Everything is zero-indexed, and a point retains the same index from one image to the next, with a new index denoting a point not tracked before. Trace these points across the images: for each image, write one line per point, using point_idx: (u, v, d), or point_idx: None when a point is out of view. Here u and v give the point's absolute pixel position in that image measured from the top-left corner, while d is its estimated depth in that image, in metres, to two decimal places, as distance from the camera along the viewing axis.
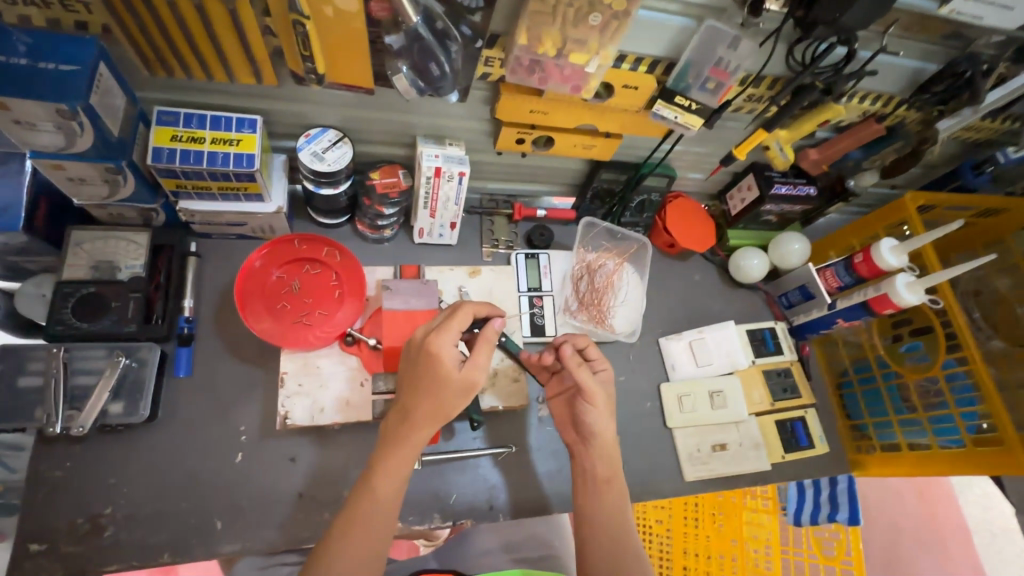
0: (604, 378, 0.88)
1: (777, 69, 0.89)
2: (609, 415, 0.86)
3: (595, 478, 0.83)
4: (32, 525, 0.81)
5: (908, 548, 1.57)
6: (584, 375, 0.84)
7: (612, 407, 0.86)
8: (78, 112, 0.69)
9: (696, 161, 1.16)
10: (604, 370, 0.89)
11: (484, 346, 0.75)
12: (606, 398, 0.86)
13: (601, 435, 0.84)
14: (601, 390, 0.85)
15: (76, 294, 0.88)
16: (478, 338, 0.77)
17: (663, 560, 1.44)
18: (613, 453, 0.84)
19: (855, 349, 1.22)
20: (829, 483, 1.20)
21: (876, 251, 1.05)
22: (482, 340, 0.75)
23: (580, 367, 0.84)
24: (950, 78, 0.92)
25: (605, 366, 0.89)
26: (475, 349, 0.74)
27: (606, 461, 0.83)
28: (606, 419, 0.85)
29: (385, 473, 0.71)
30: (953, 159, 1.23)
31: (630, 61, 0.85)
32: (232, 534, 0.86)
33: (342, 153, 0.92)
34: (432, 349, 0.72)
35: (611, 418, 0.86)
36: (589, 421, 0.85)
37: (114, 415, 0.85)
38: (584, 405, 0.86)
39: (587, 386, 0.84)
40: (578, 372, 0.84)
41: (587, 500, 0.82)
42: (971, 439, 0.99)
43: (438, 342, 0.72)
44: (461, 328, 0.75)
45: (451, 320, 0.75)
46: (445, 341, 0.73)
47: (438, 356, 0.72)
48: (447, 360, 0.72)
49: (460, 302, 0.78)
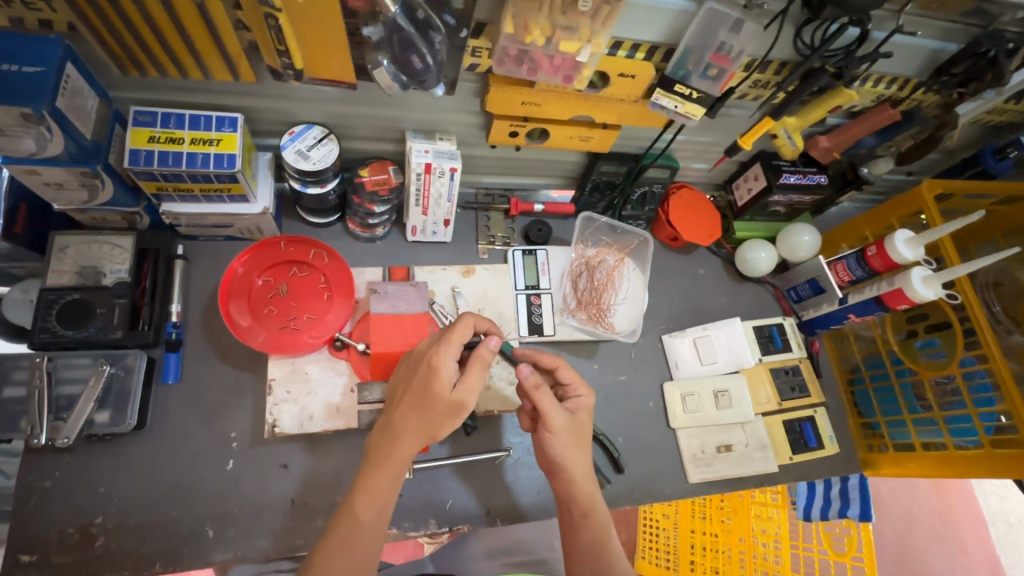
0: (574, 405, 0.81)
1: (784, 53, 0.84)
2: (578, 445, 0.79)
3: (572, 512, 0.79)
4: (23, 536, 0.81)
5: (918, 542, 1.58)
6: (545, 400, 0.77)
7: (578, 437, 0.79)
8: (44, 116, 0.66)
9: (699, 151, 1.11)
10: (579, 395, 0.82)
11: (480, 366, 0.68)
12: (569, 425, 0.78)
13: (567, 466, 0.78)
14: (565, 418, 0.78)
15: (59, 302, 0.86)
16: (473, 355, 0.70)
17: (670, 555, 1.45)
18: (589, 483, 0.79)
19: (867, 344, 1.17)
20: (839, 479, 1.16)
21: (890, 244, 1.00)
22: (481, 358, 0.68)
23: (541, 391, 0.76)
24: (972, 58, 0.85)
25: (578, 392, 0.82)
26: (470, 366, 0.67)
27: (583, 494, 0.78)
28: (575, 448, 0.79)
29: (368, 498, 0.67)
30: (974, 143, 1.16)
31: (626, 48, 0.80)
32: (223, 543, 0.85)
33: (328, 151, 0.89)
34: (432, 364, 0.67)
35: (581, 448, 0.80)
36: (553, 451, 0.78)
37: (101, 424, 0.84)
38: (545, 434, 0.78)
39: (548, 413, 0.77)
40: (537, 397, 0.76)
41: (569, 531, 0.79)
42: (987, 441, 0.95)
43: (438, 355, 0.67)
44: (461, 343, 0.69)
45: (451, 332, 0.69)
46: (444, 356, 0.67)
47: (435, 371, 0.67)
48: (443, 376, 0.66)
49: (459, 315, 0.73)
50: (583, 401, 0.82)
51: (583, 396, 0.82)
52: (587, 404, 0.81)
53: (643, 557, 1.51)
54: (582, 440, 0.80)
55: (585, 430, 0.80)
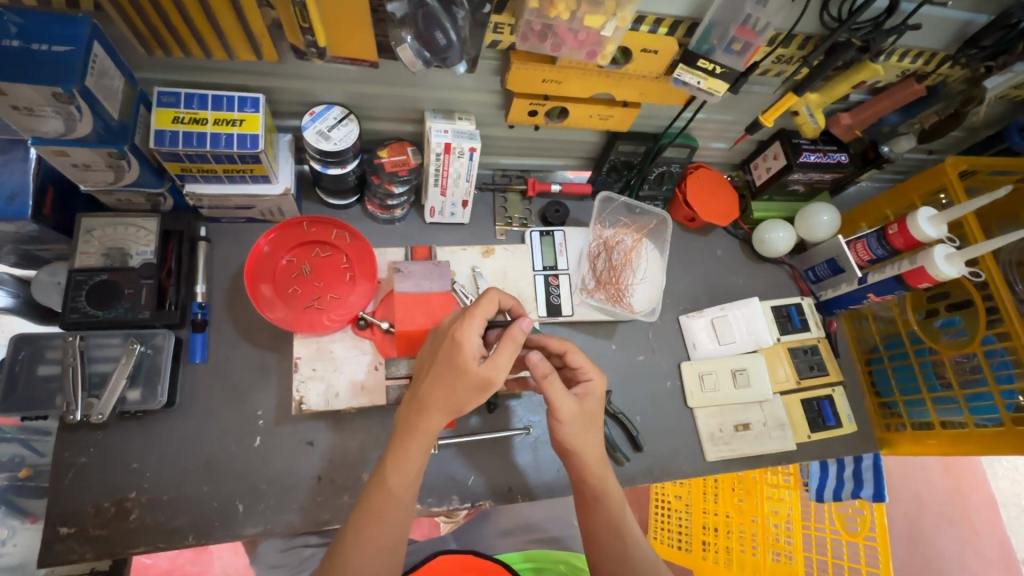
0: (583, 390, 0.80)
1: (810, 26, 0.82)
2: (588, 430, 0.78)
3: (585, 495, 0.79)
4: (60, 509, 0.83)
5: (930, 524, 1.58)
6: (552, 388, 0.76)
7: (588, 421, 0.78)
8: (75, 95, 0.67)
9: (718, 130, 1.10)
10: (590, 380, 0.80)
11: (509, 345, 0.68)
12: (577, 411, 0.77)
13: (579, 454, 0.78)
14: (572, 404, 0.77)
15: (88, 282, 0.88)
16: (503, 336, 0.69)
17: (682, 535, 1.48)
18: (601, 467, 0.78)
19: (886, 324, 1.17)
20: (853, 459, 1.17)
21: (913, 222, 0.99)
22: (507, 336, 0.68)
23: (549, 381, 0.76)
24: (1001, 30, 0.84)
25: (588, 376, 0.80)
26: (499, 347, 0.67)
27: (594, 478, 0.78)
28: (585, 431, 0.78)
29: (399, 469, 0.68)
30: (998, 120, 1.14)
31: (649, 23, 0.79)
32: (253, 517, 0.87)
33: (349, 131, 0.89)
34: (456, 337, 0.67)
35: (593, 432, 0.79)
36: (560, 434, 0.78)
37: (132, 402, 0.85)
38: (552, 420, 0.78)
39: (554, 399, 0.76)
40: (546, 383, 0.76)
41: (585, 514, 0.79)
42: (1009, 418, 0.95)
43: (462, 329, 0.67)
44: (486, 318, 0.69)
45: (476, 307, 0.69)
46: (468, 331, 0.67)
47: (458, 344, 0.67)
48: (467, 350, 0.66)
49: (485, 292, 0.72)
50: (595, 386, 0.80)
51: (595, 381, 0.80)
52: (600, 388, 0.80)
53: (656, 538, 1.54)
54: (594, 423, 0.79)
55: (594, 415, 0.79)
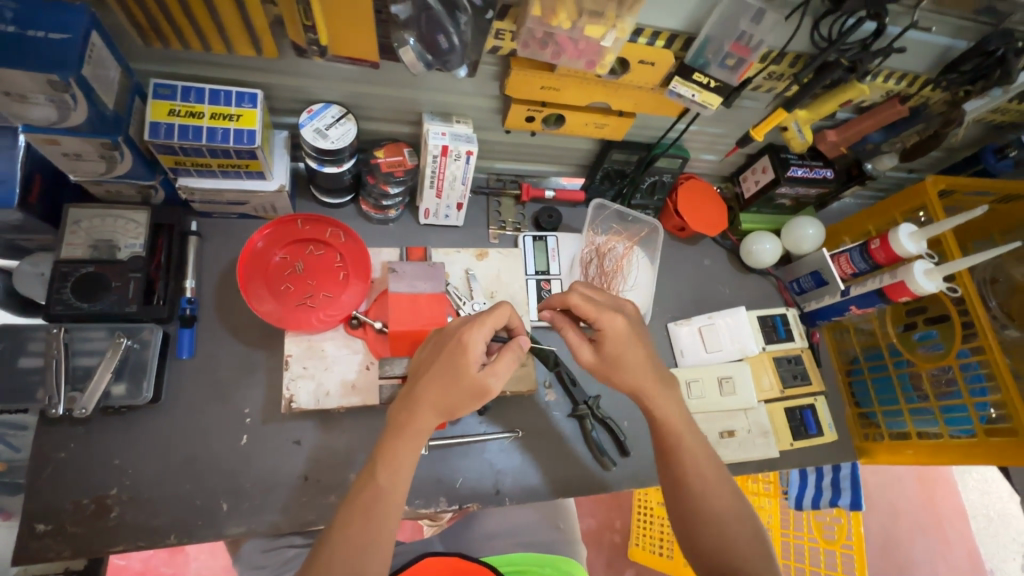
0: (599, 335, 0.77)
1: (802, 45, 0.85)
2: (616, 372, 0.78)
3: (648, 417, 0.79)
4: (37, 506, 0.81)
5: (903, 533, 1.62)
6: (571, 337, 0.81)
7: (612, 364, 0.77)
8: (71, 84, 0.66)
9: (709, 142, 1.12)
10: (602, 327, 0.77)
11: (510, 356, 0.70)
12: (597, 357, 0.79)
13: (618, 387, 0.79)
14: (590, 353, 0.79)
15: (74, 274, 0.86)
16: (506, 348, 0.72)
17: (664, 542, 1.50)
18: (654, 388, 0.77)
19: (866, 337, 1.20)
20: (831, 469, 1.19)
21: (894, 237, 1.03)
22: (510, 347, 0.71)
23: (565, 330, 0.82)
24: (979, 57, 0.87)
25: (599, 322, 0.77)
26: (502, 355, 0.69)
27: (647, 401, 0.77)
28: (615, 373, 0.78)
29: (389, 465, 0.67)
30: (977, 142, 1.19)
31: (647, 35, 0.81)
32: (238, 517, 0.86)
33: (346, 130, 0.89)
34: (462, 340, 0.69)
35: (622, 370, 0.77)
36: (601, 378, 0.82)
37: (117, 397, 0.84)
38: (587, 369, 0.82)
39: (575, 352, 0.81)
40: (566, 334, 0.82)
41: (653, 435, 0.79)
42: (982, 429, 0.98)
43: (470, 333, 0.69)
44: (494, 327, 0.71)
45: (486, 315, 0.71)
46: (475, 337, 0.69)
47: (464, 347, 0.68)
48: (471, 354, 0.68)
49: (499, 302, 0.74)
50: (616, 330, 0.76)
51: (614, 325, 0.76)
52: (614, 332, 0.76)
53: (638, 544, 1.57)
54: (621, 363, 0.77)
55: (618, 356, 0.77)
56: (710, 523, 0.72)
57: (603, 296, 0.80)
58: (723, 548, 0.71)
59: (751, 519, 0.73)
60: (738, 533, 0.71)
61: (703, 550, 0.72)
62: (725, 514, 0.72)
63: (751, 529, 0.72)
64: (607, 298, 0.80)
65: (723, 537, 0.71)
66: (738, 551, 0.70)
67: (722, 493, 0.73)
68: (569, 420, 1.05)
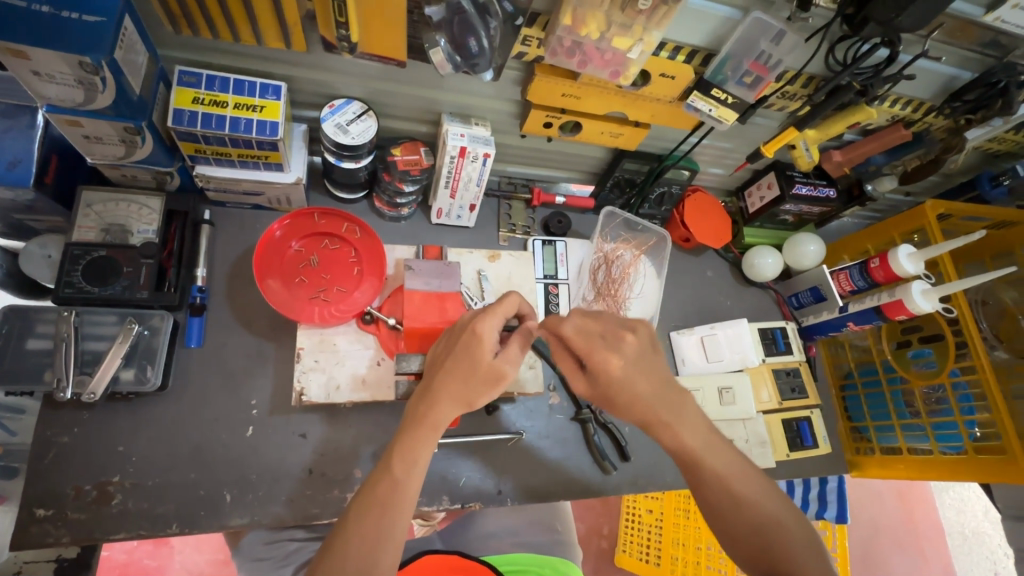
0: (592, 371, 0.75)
1: (816, 67, 0.88)
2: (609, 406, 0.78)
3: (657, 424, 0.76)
4: (38, 490, 0.80)
5: (884, 548, 1.66)
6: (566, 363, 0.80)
7: (606, 400, 0.77)
8: (101, 66, 0.66)
9: (719, 156, 1.15)
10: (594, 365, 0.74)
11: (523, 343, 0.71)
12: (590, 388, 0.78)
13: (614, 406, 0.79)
14: (585, 382, 0.79)
15: (85, 257, 0.85)
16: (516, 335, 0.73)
17: (651, 550, 1.51)
18: (664, 414, 0.75)
19: (861, 352, 1.24)
20: (819, 483, 1.25)
21: (893, 256, 1.06)
22: (520, 334, 0.73)
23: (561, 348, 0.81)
24: (983, 87, 0.91)
25: (592, 362, 0.74)
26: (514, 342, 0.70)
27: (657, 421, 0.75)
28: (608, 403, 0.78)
29: (406, 457, 0.67)
30: (973, 168, 1.23)
31: (669, 50, 0.83)
32: (241, 508, 0.85)
33: (366, 126, 0.89)
34: (476, 331, 0.69)
35: (615, 405, 0.77)
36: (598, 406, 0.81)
37: (125, 382, 0.83)
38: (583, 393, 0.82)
39: (570, 378, 0.80)
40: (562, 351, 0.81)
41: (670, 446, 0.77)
42: (971, 447, 1.01)
43: (482, 323, 0.70)
44: (505, 316, 0.72)
45: (498, 304, 0.72)
46: (487, 325, 0.69)
47: (478, 337, 0.69)
48: (486, 343, 0.69)
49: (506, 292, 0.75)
50: (608, 370, 0.73)
51: (606, 365, 0.73)
52: (607, 374, 0.73)
53: (624, 551, 1.57)
54: (612, 402, 0.77)
55: (611, 395, 0.76)
56: (745, 522, 0.73)
57: (600, 326, 0.76)
58: (761, 535, 0.72)
59: (787, 512, 0.75)
60: (775, 529, 0.73)
61: (742, 539, 0.74)
62: (759, 509, 0.74)
63: (789, 522, 0.74)
64: (605, 328, 0.75)
65: (757, 529, 0.73)
66: (777, 542, 0.72)
67: (750, 487, 0.75)
68: (572, 423, 1.06)
